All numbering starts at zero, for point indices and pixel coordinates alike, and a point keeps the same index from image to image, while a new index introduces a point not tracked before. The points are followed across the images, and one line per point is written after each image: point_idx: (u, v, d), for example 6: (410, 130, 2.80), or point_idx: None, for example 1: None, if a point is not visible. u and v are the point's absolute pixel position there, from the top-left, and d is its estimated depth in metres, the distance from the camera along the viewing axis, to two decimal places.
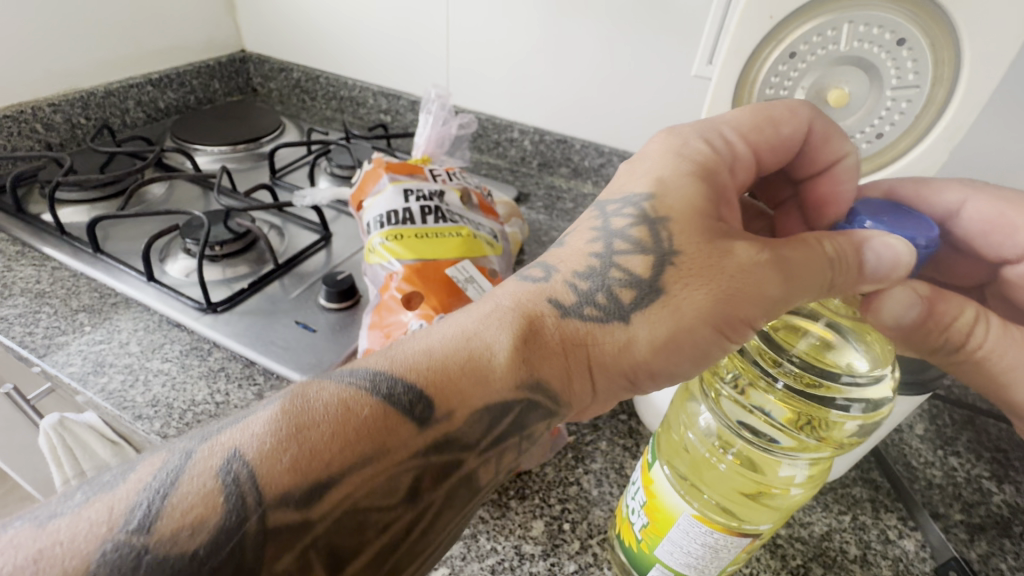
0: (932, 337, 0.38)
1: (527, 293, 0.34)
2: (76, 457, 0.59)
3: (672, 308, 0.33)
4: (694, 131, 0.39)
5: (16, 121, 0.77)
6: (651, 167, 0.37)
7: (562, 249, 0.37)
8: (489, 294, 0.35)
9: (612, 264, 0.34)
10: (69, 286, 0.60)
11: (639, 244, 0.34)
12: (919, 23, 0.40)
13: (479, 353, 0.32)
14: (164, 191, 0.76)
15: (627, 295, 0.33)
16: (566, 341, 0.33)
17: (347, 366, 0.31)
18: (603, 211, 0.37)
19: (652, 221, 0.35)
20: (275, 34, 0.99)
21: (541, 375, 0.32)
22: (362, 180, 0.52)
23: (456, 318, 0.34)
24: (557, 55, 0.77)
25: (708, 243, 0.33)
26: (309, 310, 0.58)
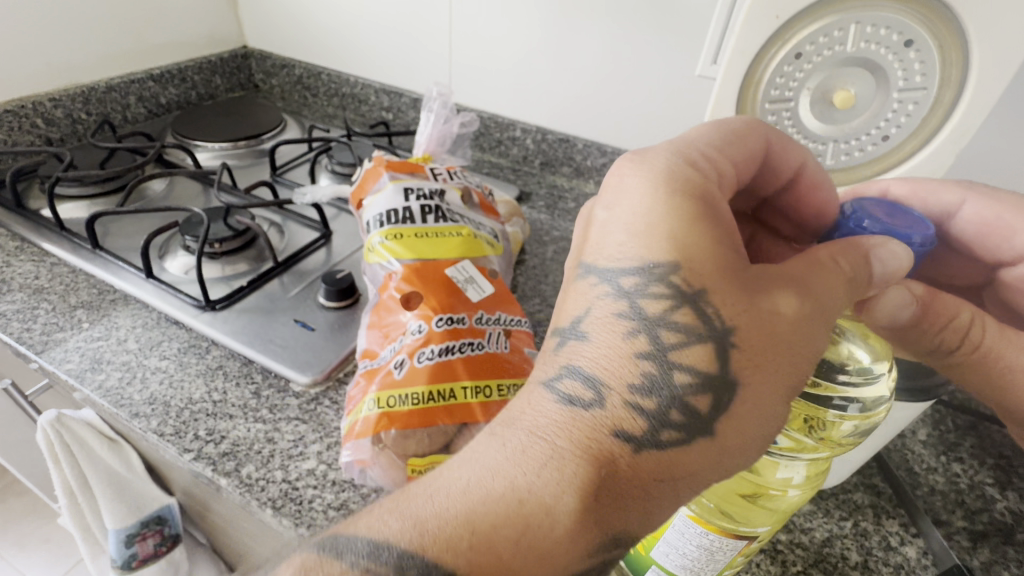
0: (927, 338, 0.38)
1: (580, 423, 0.28)
2: (74, 455, 0.58)
3: (752, 406, 0.30)
4: (667, 152, 0.35)
5: (17, 115, 0.77)
6: (631, 205, 0.32)
7: (591, 347, 0.30)
8: (523, 421, 0.28)
9: (669, 367, 0.29)
10: (68, 282, 0.60)
11: (690, 332, 0.30)
12: (927, 25, 0.40)
13: (540, 515, 0.26)
14: (165, 187, 0.76)
15: (703, 403, 0.29)
16: (642, 476, 0.28)
17: (372, 557, 0.25)
18: (605, 273, 0.32)
19: (691, 298, 0.30)
20: (277, 30, 0.99)
21: (619, 521, 0.27)
22: (362, 178, 0.51)
23: (492, 463, 0.27)
24: (560, 53, 0.76)
25: (773, 331, 0.30)
26: (308, 308, 0.58)
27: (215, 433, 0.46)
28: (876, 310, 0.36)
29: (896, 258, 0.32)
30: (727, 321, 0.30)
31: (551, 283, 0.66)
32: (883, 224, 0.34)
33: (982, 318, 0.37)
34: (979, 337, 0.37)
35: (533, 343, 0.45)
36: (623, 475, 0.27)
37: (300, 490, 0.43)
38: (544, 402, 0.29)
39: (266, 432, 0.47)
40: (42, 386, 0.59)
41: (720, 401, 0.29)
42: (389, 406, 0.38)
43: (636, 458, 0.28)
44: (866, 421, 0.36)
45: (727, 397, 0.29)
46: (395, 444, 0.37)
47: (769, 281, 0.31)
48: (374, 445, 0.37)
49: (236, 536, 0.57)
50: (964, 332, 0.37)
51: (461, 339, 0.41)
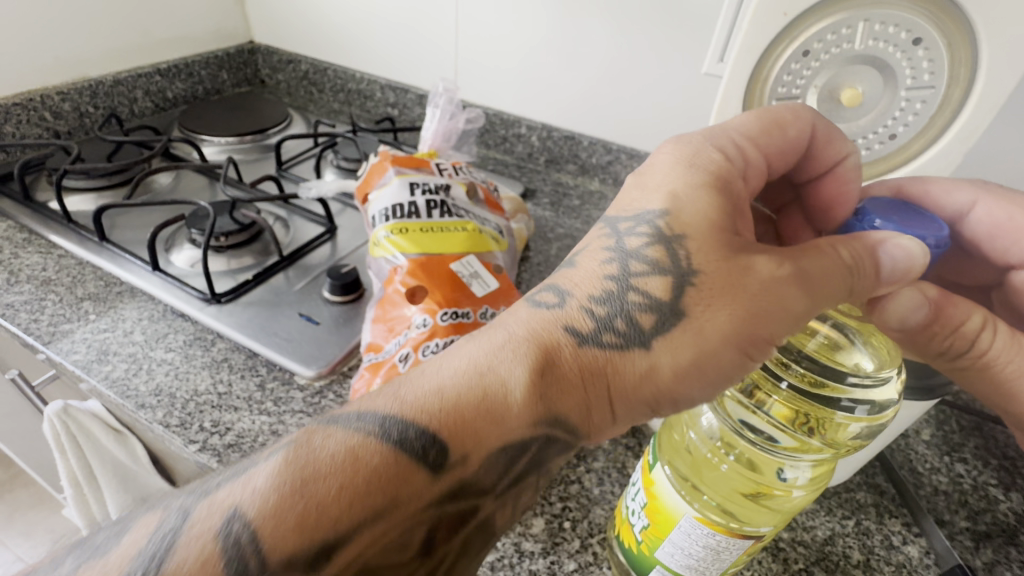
0: (937, 342, 0.37)
1: (542, 322, 0.33)
2: (80, 446, 0.59)
3: (694, 332, 0.32)
4: (704, 138, 0.37)
5: (26, 108, 0.77)
6: (663, 180, 0.36)
7: (574, 271, 0.36)
8: (499, 322, 0.34)
9: (627, 291, 0.33)
10: (75, 274, 0.61)
11: (656, 265, 0.33)
12: (936, 23, 0.40)
13: (493, 388, 0.30)
14: (171, 181, 0.77)
15: (646, 320, 0.33)
16: (585, 371, 0.32)
17: (354, 409, 0.31)
18: (617, 225, 0.36)
19: (667, 239, 0.34)
20: (284, 25, 0.99)
21: (560, 408, 0.31)
22: (367, 173, 0.51)
23: (465, 349, 0.32)
24: (567, 49, 0.76)
25: (727, 260, 0.32)
26: (313, 302, 0.58)
27: (220, 424, 0.47)
28: (884, 310, 0.36)
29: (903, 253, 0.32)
30: (694, 262, 0.33)
31: None
32: (894, 224, 0.33)
33: (992, 323, 0.37)
34: (987, 343, 0.37)
35: None
36: (571, 364, 0.32)
37: None
38: (520, 309, 0.34)
39: (271, 424, 0.47)
40: (48, 377, 0.59)
41: (658, 315, 0.33)
42: None
43: (580, 353, 0.32)
44: (875, 422, 0.36)
45: (672, 317, 0.32)
46: None
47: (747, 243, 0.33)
48: None
49: None
50: (973, 337, 0.37)
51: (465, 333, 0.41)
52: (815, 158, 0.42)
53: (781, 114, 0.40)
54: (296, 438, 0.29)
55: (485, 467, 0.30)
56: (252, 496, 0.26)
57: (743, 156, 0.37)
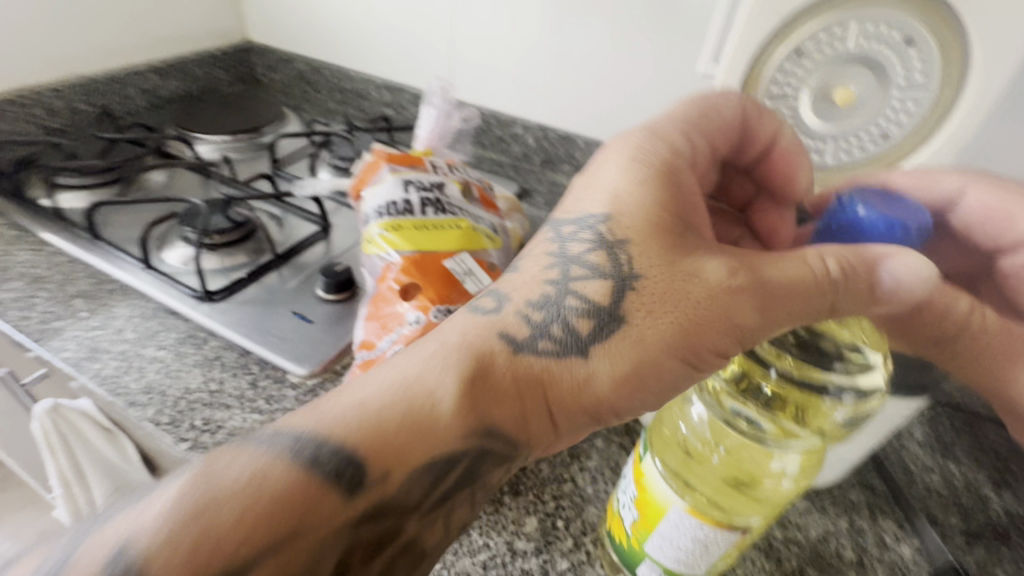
0: (927, 327, 0.39)
1: (477, 329, 0.33)
2: (70, 444, 0.59)
3: (634, 340, 0.33)
4: (642, 133, 0.40)
5: (18, 105, 0.77)
6: (603, 175, 0.38)
7: (517, 276, 0.37)
8: (438, 329, 0.35)
9: (568, 293, 0.35)
10: (66, 271, 0.60)
11: (598, 269, 0.34)
12: (927, 24, 0.40)
13: (422, 407, 0.30)
14: (165, 179, 0.76)
15: (585, 326, 0.33)
16: (519, 383, 0.32)
17: (269, 429, 0.30)
18: (573, 220, 0.37)
19: (609, 245, 0.35)
20: (280, 24, 0.99)
21: (492, 420, 0.31)
22: (362, 171, 0.51)
23: (399, 366, 0.32)
24: (562, 49, 0.76)
25: (673, 264, 0.33)
26: (306, 300, 0.58)
27: (212, 422, 0.46)
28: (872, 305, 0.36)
29: (908, 271, 0.32)
30: (638, 268, 0.34)
31: None
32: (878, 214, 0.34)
33: (974, 307, 0.41)
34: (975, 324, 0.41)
35: None
36: (504, 377, 0.32)
37: None
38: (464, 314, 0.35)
39: (263, 423, 0.47)
40: (38, 375, 0.59)
41: (589, 329, 0.33)
42: None
43: (508, 365, 0.33)
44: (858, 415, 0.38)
45: (612, 321, 0.33)
46: None
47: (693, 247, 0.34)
48: None
49: None
50: (962, 318, 0.40)
51: None
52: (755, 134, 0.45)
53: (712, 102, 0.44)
54: (206, 455, 0.28)
55: (410, 486, 0.30)
56: (146, 528, 0.25)
57: (682, 141, 0.41)
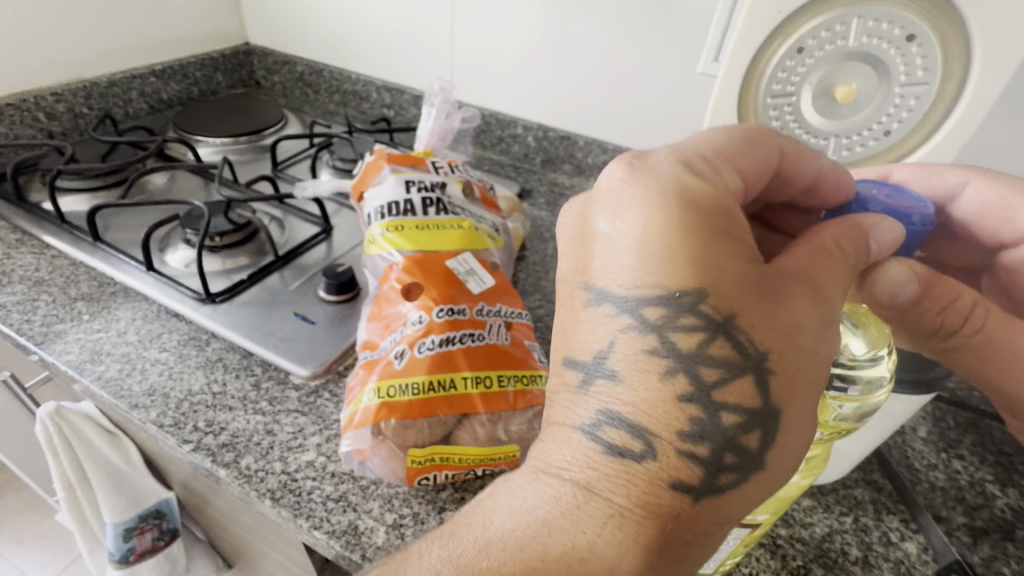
0: (932, 317, 0.37)
1: (623, 474, 0.28)
2: (72, 446, 0.58)
3: (801, 444, 0.29)
4: (673, 164, 0.32)
5: (19, 109, 0.77)
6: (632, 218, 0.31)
7: (625, 389, 0.29)
8: (568, 466, 0.29)
9: (716, 409, 0.28)
10: (68, 274, 0.60)
11: (727, 365, 0.29)
12: (929, 19, 0.40)
13: (589, 566, 0.27)
14: (166, 181, 0.76)
15: (754, 440, 0.28)
16: (697, 522, 0.28)
17: None
18: (618, 300, 0.31)
19: (717, 329, 0.29)
20: (280, 27, 0.99)
21: (672, 570, 0.27)
22: (363, 171, 0.51)
23: (538, 511, 0.28)
24: (562, 50, 0.76)
25: (805, 345, 0.29)
26: (308, 301, 0.58)
27: (214, 424, 0.46)
28: (878, 286, 0.35)
29: (890, 234, 0.33)
30: (759, 346, 0.29)
31: (552, 279, 0.66)
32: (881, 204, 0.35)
33: (983, 301, 0.37)
34: (981, 320, 0.37)
35: (534, 335, 0.45)
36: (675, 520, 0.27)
37: (299, 482, 0.43)
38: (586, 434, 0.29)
39: (265, 424, 0.47)
40: (40, 378, 0.59)
41: (759, 452, 0.29)
42: (389, 396, 0.37)
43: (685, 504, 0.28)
44: (867, 405, 0.36)
45: (774, 429, 0.29)
46: (395, 435, 0.37)
47: (789, 283, 0.30)
48: (374, 436, 0.37)
49: (234, 530, 0.57)
50: (967, 313, 0.37)
51: (462, 329, 0.41)
52: (790, 177, 0.37)
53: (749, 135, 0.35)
54: None
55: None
56: None
57: (718, 174, 0.33)
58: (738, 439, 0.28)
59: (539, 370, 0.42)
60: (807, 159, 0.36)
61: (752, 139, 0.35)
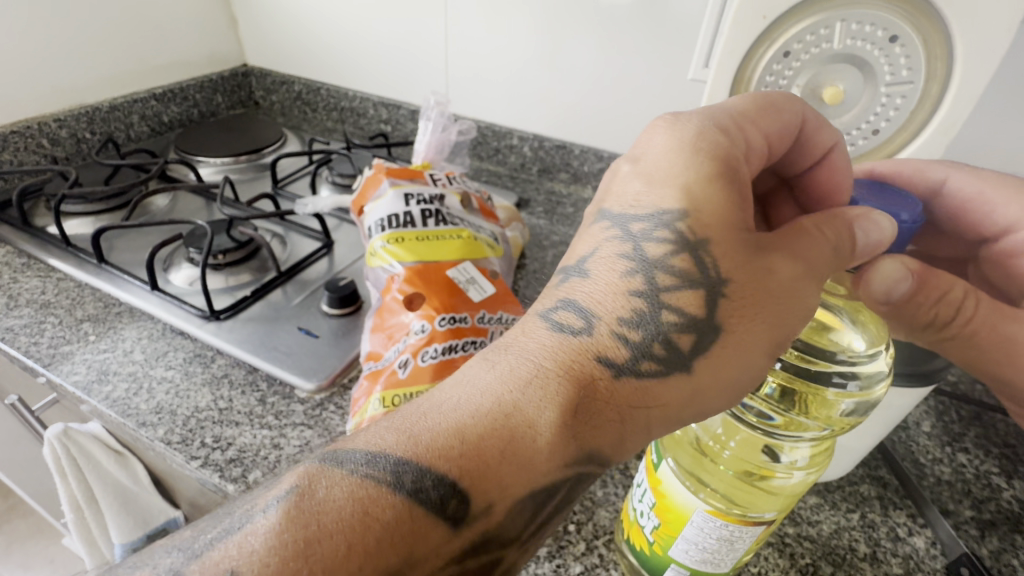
0: (924, 311, 0.38)
1: (565, 348, 0.30)
2: (81, 467, 0.59)
3: (731, 349, 0.31)
4: (703, 118, 0.34)
5: (23, 136, 0.78)
6: (658, 159, 0.34)
7: (585, 282, 0.32)
8: (512, 345, 0.31)
9: (659, 306, 0.31)
10: (74, 296, 0.61)
11: (685, 278, 0.31)
12: (910, 20, 0.41)
13: (519, 420, 0.27)
14: (168, 202, 0.77)
15: (685, 340, 0.31)
16: (622, 405, 0.30)
17: (346, 443, 0.28)
18: (618, 219, 0.34)
19: (691, 247, 0.31)
20: (277, 47, 1.01)
21: (592, 445, 0.29)
22: (362, 186, 0.52)
23: (481, 378, 0.29)
24: (554, 60, 0.78)
25: (756, 263, 0.31)
26: (312, 316, 0.59)
27: (222, 439, 0.47)
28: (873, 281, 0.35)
29: (879, 233, 0.33)
30: (722, 273, 0.31)
31: (552, 285, 0.67)
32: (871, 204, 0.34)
33: (974, 292, 0.38)
34: (972, 310, 0.38)
35: None
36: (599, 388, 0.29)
37: None
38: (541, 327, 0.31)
39: (272, 438, 0.47)
40: (48, 401, 0.59)
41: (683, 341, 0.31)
42: (395, 405, 0.38)
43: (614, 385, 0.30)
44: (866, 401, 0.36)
45: (708, 338, 0.31)
46: None
47: (767, 243, 0.32)
48: None
49: None
50: (958, 305, 0.38)
51: (464, 337, 0.41)
52: (808, 144, 0.39)
53: (776, 98, 0.37)
54: (299, 478, 0.26)
55: (519, 510, 0.28)
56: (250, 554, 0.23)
57: (744, 137, 0.35)
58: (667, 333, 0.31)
59: None
60: (822, 131, 0.39)
61: (777, 102, 0.36)
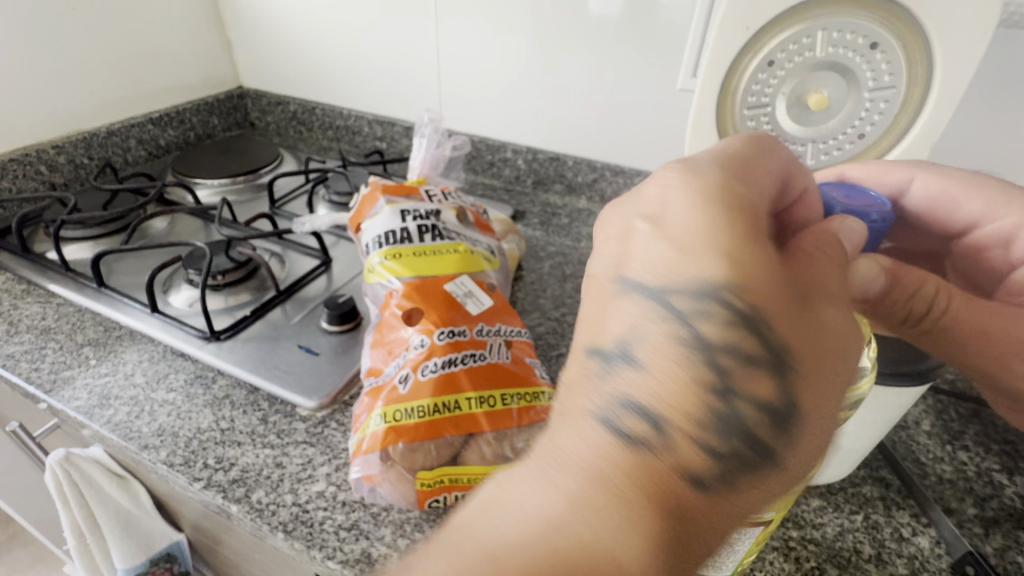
0: (899, 307, 0.38)
1: (634, 459, 0.24)
2: (83, 493, 0.58)
3: (823, 428, 0.26)
4: (715, 167, 0.30)
5: (22, 163, 0.79)
6: (686, 218, 0.28)
7: (640, 370, 0.26)
8: (563, 459, 0.25)
9: (735, 395, 0.25)
10: (74, 321, 0.61)
11: (749, 357, 0.26)
12: (890, 28, 0.42)
13: (594, 561, 0.22)
14: (167, 225, 0.78)
15: (769, 430, 0.25)
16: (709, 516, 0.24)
17: None
18: (651, 291, 0.27)
19: (746, 318, 0.26)
20: (272, 69, 1.02)
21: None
22: (359, 203, 0.53)
23: (535, 507, 0.24)
24: (545, 73, 0.79)
25: (812, 323, 0.27)
26: (311, 333, 0.59)
27: (224, 460, 0.47)
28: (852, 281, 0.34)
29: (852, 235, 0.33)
30: (784, 341, 0.26)
31: (549, 296, 0.67)
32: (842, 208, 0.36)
33: (945, 285, 0.38)
34: (945, 304, 0.38)
35: (534, 352, 0.46)
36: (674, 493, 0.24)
37: (311, 513, 0.43)
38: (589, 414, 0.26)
39: (274, 457, 0.47)
40: (48, 427, 0.59)
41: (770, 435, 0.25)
42: (396, 420, 0.38)
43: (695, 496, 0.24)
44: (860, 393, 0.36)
45: (799, 426, 0.25)
46: (403, 459, 0.37)
47: (814, 294, 0.28)
48: (383, 462, 0.37)
49: (246, 569, 0.57)
50: (932, 299, 0.38)
51: (463, 350, 0.42)
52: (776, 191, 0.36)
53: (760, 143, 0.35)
54: None
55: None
56: None
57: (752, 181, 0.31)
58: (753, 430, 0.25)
59: (541, 386, 0.43)
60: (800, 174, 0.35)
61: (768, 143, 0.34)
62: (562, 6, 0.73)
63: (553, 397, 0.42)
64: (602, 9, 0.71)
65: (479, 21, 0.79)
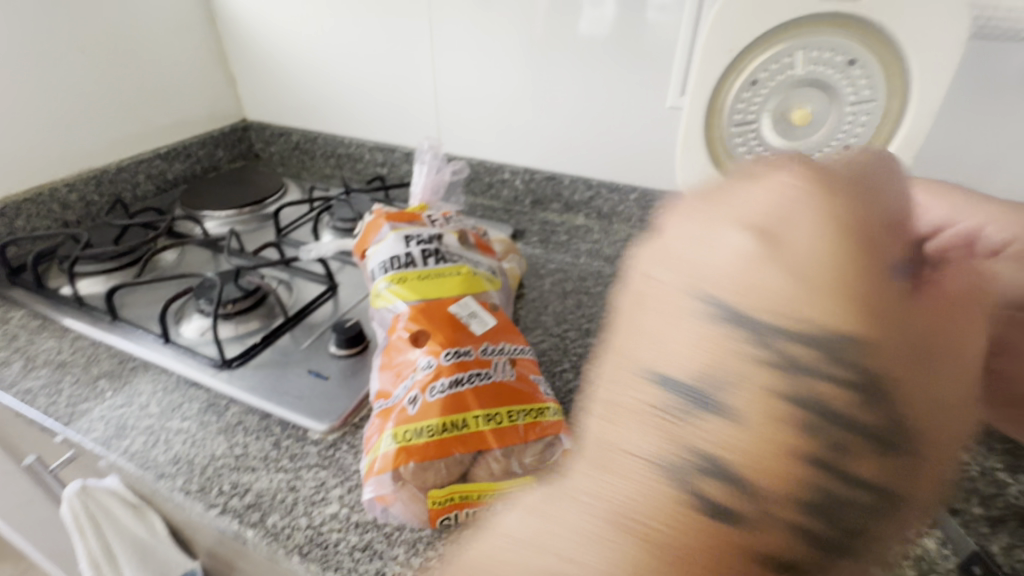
0: None
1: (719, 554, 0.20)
2: (100, 523, 0.60)
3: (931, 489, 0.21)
4: (808, 171, 0.24)
5: (35, 203, 0.82)
6: (794, 228, 0.22)
7: (720, 411, 0.21)
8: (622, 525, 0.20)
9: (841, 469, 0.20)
10: (89, 354, 0.63)
11: (853, 391, 0.21)
12: (867, 45, 0.44)
13: None
14: (176, 257, 0.80)
15: (867, 468, 0.21)
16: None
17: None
18: (755, 321, 0.21)
19: (850, 345, 0.21)
20: (274, 102, 1.05)
21: None
22: (363, 231, 0.55)
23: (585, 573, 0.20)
24: (538, 97, 0.81)
25: (931, 354, 0.21)
26: (320, 358, 0.60)
27: (239, 485, 0.48)
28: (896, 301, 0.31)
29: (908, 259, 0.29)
30: (900, 392, 0.21)
31: (551, 313, 0.69)
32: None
33: None
34: None
35: (539, 369, 0.47)
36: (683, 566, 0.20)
37: (325, 534, 0.44)
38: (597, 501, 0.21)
39: (288, 481, 0.48)
40: (63, 459, 0.60)
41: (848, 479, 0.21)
42: (406, 440, 0.39)
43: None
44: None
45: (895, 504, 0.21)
46: (414, 478, 0.38)
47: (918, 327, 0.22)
48: (395, 481, 0.38)
49: None
50: None
51: (469, 370, 0.43)
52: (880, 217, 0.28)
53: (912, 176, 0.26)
54: None
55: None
56: None
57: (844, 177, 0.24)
58: (840, 493, 0.20)
59: (546, 402, 0.44)
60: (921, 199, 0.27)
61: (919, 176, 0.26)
62: (553, 32, 0.76)
63: (558, 412, 0.44)
64: (591, 33, 0.73)
65: (474, 49, 0.82)
